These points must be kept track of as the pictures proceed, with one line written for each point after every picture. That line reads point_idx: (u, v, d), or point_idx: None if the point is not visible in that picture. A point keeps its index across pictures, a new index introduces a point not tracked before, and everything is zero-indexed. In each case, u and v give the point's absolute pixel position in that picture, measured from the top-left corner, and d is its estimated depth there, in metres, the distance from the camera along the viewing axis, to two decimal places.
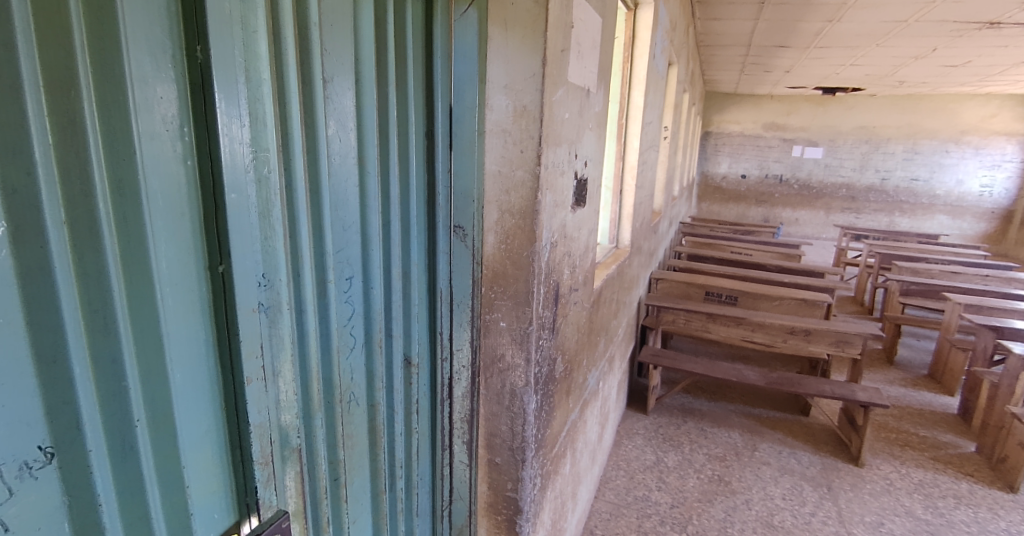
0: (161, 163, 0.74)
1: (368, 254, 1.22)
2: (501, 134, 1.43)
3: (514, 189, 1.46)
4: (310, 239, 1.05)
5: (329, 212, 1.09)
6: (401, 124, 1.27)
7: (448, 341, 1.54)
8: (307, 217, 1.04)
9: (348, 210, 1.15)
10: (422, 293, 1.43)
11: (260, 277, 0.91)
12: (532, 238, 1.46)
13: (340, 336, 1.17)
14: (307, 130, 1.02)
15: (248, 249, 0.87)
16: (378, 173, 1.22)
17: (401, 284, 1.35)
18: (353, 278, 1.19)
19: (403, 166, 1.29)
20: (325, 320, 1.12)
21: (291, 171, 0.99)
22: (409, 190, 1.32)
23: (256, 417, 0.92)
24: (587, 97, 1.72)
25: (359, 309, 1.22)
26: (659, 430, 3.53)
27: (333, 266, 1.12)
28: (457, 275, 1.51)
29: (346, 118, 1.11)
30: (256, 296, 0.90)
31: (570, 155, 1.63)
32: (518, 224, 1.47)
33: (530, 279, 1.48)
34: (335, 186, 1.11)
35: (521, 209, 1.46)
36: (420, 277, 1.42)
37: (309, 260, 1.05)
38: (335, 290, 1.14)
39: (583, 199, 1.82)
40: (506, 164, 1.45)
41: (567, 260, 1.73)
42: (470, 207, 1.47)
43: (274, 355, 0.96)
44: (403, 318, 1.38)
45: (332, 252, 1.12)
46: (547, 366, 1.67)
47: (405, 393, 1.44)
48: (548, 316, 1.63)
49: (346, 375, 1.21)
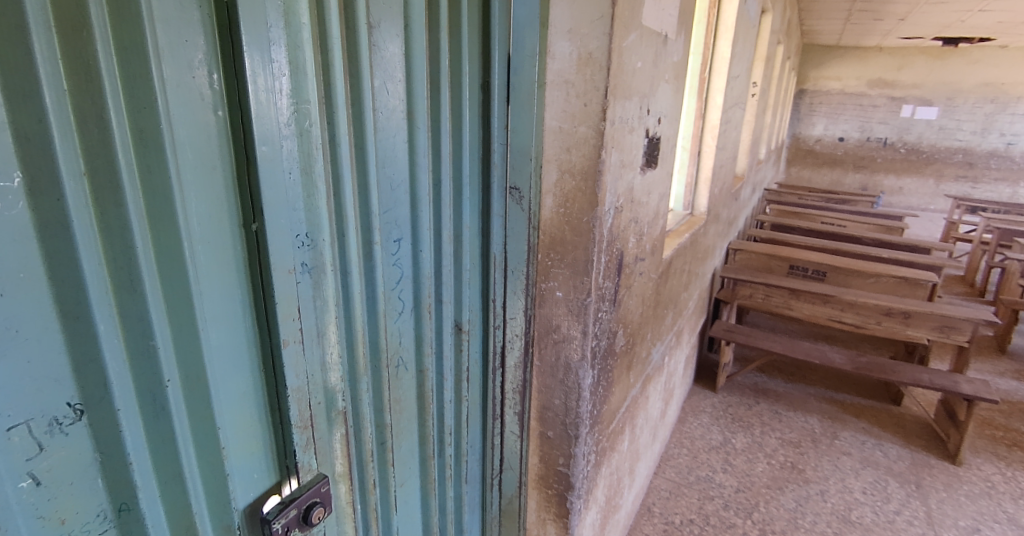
0: (187, 110, 0.70)
1: (417, 213, 1.17)
2: (563, 85, 1.31)
3: (578, 145, 1.32)
4: (354, 198, 1.02)
5: (375, 170, 1.05)
6: (456, 74, 1.18)
7: (500, 310, 1.43)
8: (353, 175, 1.01)
9: (393, 168, 1.09)
10: (475, 258, 1.35)
11: (299, 233, 0.87)
12: (594, 200, 1.33)
13: (385, 300, 1.15)
14: (351, 80, 0.97)
15: (287, 205, 0.83)
16: (431, 128, 1.16)
17: (453, 248, 1.29)
18: (402, 241, 1.16)
19: (456, 120, 1.21)
20: (371, 282, 1.11)
21: (331, 122, 0.94)
22: (462, 148, 1.23)
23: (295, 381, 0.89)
24: (663, 44, 1.54)
25: (407, 273, 1.20)
26: (728, 409, 3.35)
27: (379, 226, 1.09)
28: (512, 240, 1.38)
29: (392, 67, 1.04)
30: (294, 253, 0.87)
31: (642, 110, 1.46)
32: (578, 187, 1.35)
33: (590, 247, 1.36)
34: (382, 143, 1.06)
35: (585, 167, 1.32)
36: (472, 239, 1.33)
37: (353, 219, 1.02)
38: (382, 251, 1.12)
39: (654, 161, 1.66)
40: (568, 120, 1.33)
41: (633, 227, 1.60)
42: (528, 166, 1.32)
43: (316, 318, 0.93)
44: (455, 282, 1.32)
45: (379, 212, 1.08)
46: (606, 339, 1.55)
47: (456, 360, 1.39)
48: (610, 287, 1.50)
49: (394, 338, 1.21)
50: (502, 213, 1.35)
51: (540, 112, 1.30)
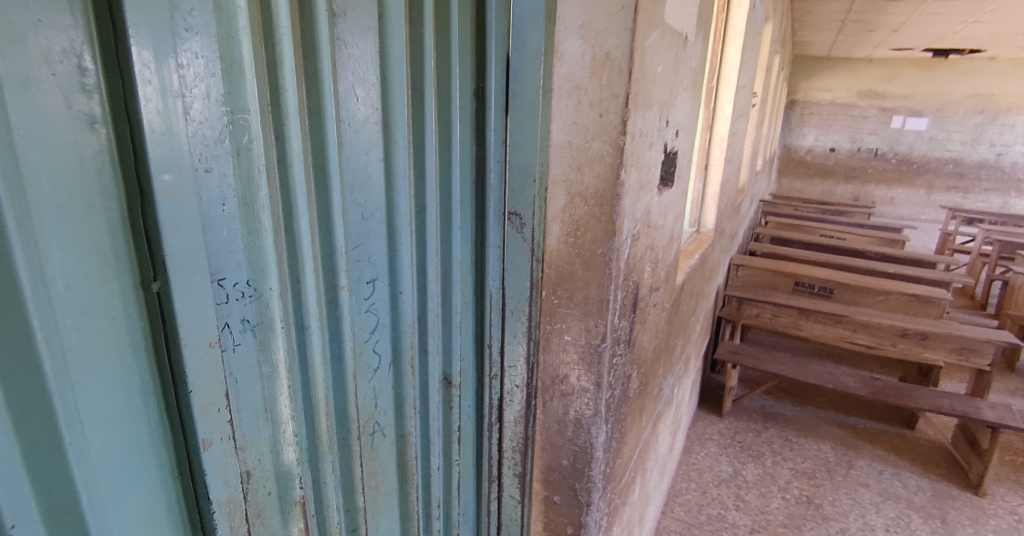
0: (37, 125, 0.47)
1: (394, 248, 0.95)
2: (573, 93, 1.06)
3: (591, 162, 1.07)
4: (313, 232, 0.81)
5: (337, 196, 0.83)
6: (443, 75, 0.96)
7: (496, 357, 1.20)
8: (310, 204, 0.80)
9: (363, 193, 0.88)
10: (468, 297, 1.12)
11: (226, 276, 0.70)
12: (610, 229, 1.08)
13: (355, 357, 0.93)
14: (306, 80, 0.76)
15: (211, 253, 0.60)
16: (413, 143, 0.94)
17: (440, 287, 1.06)
18: (377, 281, 0.94)
19: (441, 133, 0.98)
20: (337, 336, 0.88)
21: (273, 133, 0.74)
22: (453, 169, 1.02)
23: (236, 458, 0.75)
24: (683, 47, 1.34)
25: (385, 320, 0.98)
26: (735, 437, 3.13)
27: (346, 266, 0.87)
28: (511, 275, 1.16)
29: (365, 65, 0.83)
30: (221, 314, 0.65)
31: (661, 122, 1.25)
32: (586, 213, 1.10)
33: (605, 284, 1.12)
34: (349, 163, 0.84)
35: (598, 190, 1.08)
36: (463, 275, 1.10)
37: (313, 260, 0.82)
38: (353, 296, 0.90)
39: (670, 179, 1.45)
40: (580, 134, 1.07)
41: (649, 255, 1.38)
42: (530, 189, 1.10)
43: (258, 385, 0.77)
44: (444, 327, 1.10)
45: (347, 248, 0.87)
46: (619, 386, 1.31)
47: (445, 419, 1.16)
48: (625, 327, 1.27)
49: (367, 402, 0.98)
50: (499, 244, 1.13)
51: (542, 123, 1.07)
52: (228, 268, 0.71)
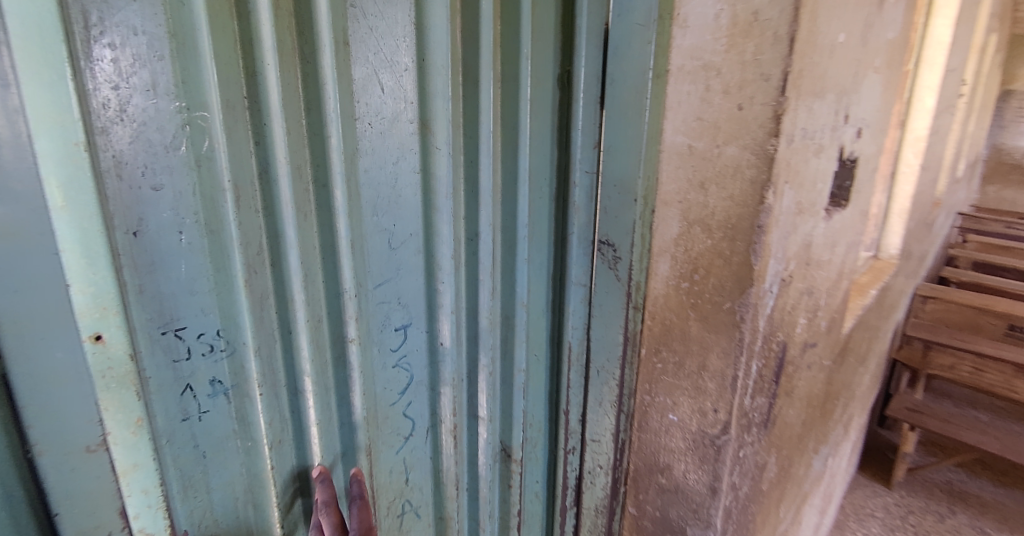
0: None
1: (438, 286, 0.73)
2: (700, 76, 0.71)
3: (720, 177, 0.73)
4: (310, 268, 0.60)
5: (344, 221, 0.61)
6: (507, 57, 0.70)
7: (575, 429, 0.91)
8: (306, 230, 0.58)
9: (390, 215, 0.65)
10: (544, 348, 0.87)
11: (187, 326, 0.52)
12: (739, 275, 0.74)
13: (370, 427, 0.70)
14: (292, 63, 0.54)
15: (124, 313, 0.48)
16: (461, 148, 0.70)
17: (494, 335, 0.81)
18: (409, 328, 0.72)
19: (500, 135, 0.73)
20: (345, 402, 0.67)
21: (237, 135, 0.52)
22: (530, 183, 0.77)
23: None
24: (879, 9, 0.93)
25: (420, 377, 0.75)
26: (908, 518, 2.49)
27: (358, 313, 0.65)
28: (599, 326, 0.83)
29: (395, 43, 0.61)
30: (150, 375, 0.50)
31: (837, 117, 0.87)
32: (703, 249, 0.76)
33: (734, 354, 0.77)
34: (368, 176, 0.62)
35: (727, 217, 0.73)
36: (526, 320, 0.83)
37: (304, 305, 0.60)
38: (380, 347, 0.69)
39: (846, 196, 1.05)
40: (706, 135, 0.72)
41: (807, 303, 1.00)
42: (632, 209, 0.76)
43: (237, 461, 0.58)
44: (505, 385, 0.85)
45: (361, 290, 0.65)
46: (750, 480, 0.97)
47: (502, 497, 0.93)
48: (763, 404, 0.91)
49: (393, 482, 0.76)
50: (586, 284, 0.82)
51: (652, 117, 0.72)
52: (190, 317, 0.52)
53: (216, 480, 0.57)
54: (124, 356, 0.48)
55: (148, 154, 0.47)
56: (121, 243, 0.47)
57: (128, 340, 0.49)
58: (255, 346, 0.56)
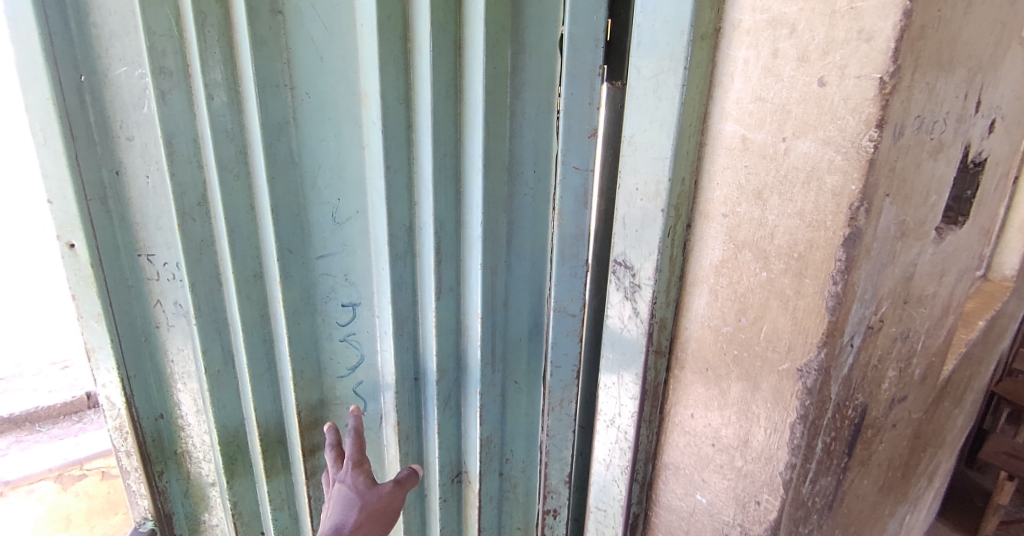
0: None
1: (376, 271, 0.81)
2: (763, 37, 0.50)
3: (786, 184, 0.50)
4: (228, 223, 0.75)
5: (270, 186, 0.74)
6: (456, 24, 0.67)
7: (557, 489, 0.86)
8: (229, 190, 0.74)
9: (336, 190, 0.77)
10: (526, 374, 0.85)
11: (154, 253, 0.79)
12: (800, 326, 0.50)
13: (300, 390, 0.86)
14: (220, 37, 0.68)
15: (92, 227, 0.74)
16: (399, 130, 0.72)
17: (445, 347, 0.82)
18: (351, 290, 0.83)
19: (454, 113, 0.71)
20: (264, 331, 0.83)
21: (175, 102, 0.70)
22: (502, 177, 0.73)
23: (151, 409, 0.89)
24: None
25: (365, 336, 0.86)
26: None
27: (280, 271, 0.78)
28: (610, 368, 0.67)
29: (342, 17, 0.70)
30: (113, 269, 0.78)
31: (964, 103, 0.62)
32: (752, 285, 0.53)
33: (784, 434, 0.53)
34: (312, 146, 0.75)
35: (790, 243, 0.50)
36: (481, 336, 0.79)
37: (227, 253, 0.77)
38: (327, 322, 0.84)
39: (961, 211, 0.78)
40: (772, 122, 0.50)
41: (900, 352, 0.76)
42: (659, 222, 0.58)
43: (185, 339, 0.84)
44: (458, 407, 0.86)
45: (286, 250, 0.78)
46: None
47: (459, 498, 0.93)
48: (830, 481, 0.69)
49: (309, 426, 0.89)
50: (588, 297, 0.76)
51: (687, 97, 0.54)
52: (155, 247, 0.79)
53: (171, 356, 0.86)
54: (87, 261, 0.76)
55: (125, 114, 0.72)
56: (105, 177, 0.74)
57: (94, 248, 0.76)
58: (190, 281, 0.78)
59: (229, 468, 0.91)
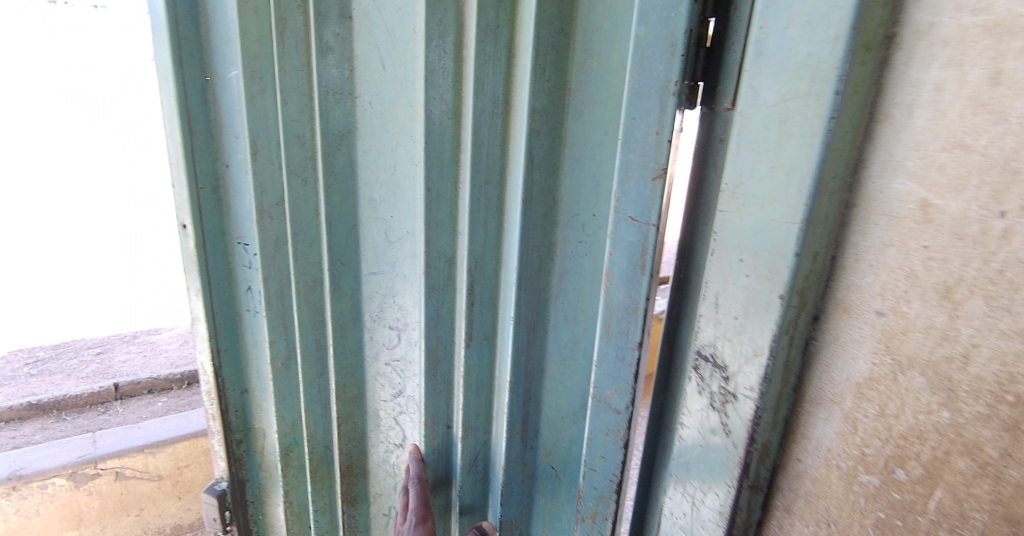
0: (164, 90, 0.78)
1: (412, 296, 0.75)
2: (978, 50, 0.32)
3: (997, 288, 0.33)
4: (294, 223, 0.79)
5: (327, 195, 0.77)
6: (510, 28, 0.59)
7: None
8: (298, 192, 0.77)
9: (389, 206, 0.75)
10: (563, 465, 0.69)
11: (250, 245, 0.85)
12: (1006, 511, 0.34)
13: (343, 399, 0.87)
14: (297, 48, 0.72)
15: (198, 211, 0.83)
16: (451, 147, 0.66)
17: (472, 404, 0.73)
18: (404, 318, 0.78)
19: (503, 134, 0.62)
20: (318, 329, 0.85)
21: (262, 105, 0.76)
22: (549, 218, 0.61)
23: (237, 382, 0.94)
24: None
25: (411, 365, 0.79)
26: None
27: (332, 279, 0.80)
28: (675, 492, 0.50)
29: (401, 29, 0.67)
30: (215, 249, 0.86)
31: None
32: (921, 426, 0.37)
33: None
34: (364, 159, 0.75)
35: (1002, 378, 0.33)
36: (510, 404, 0.69)
37: (295, 250, 0.80)
38: (375, 345, 0.83)
39: None
40: (983, 186, 0.32)
41: None
42: (774, 313, 0.40)
43: (272, 331, 0.87)
44: (484, 476, 0.77)
45: (341, 258, 0.80)
46: None
47: None
48: None
49: (353, 433, 0.89)
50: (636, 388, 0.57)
51: (838, 135, 0.36)
52: (250, 238, 0.84)
53: (256, 339, 0.91)
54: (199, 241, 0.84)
55: (232, 109, 0.79)
56: (219, 168, 0.82)
57: (208, 230, 0.84)
58: (265, 276, 0.83)
59: (288, 450, 0.93)
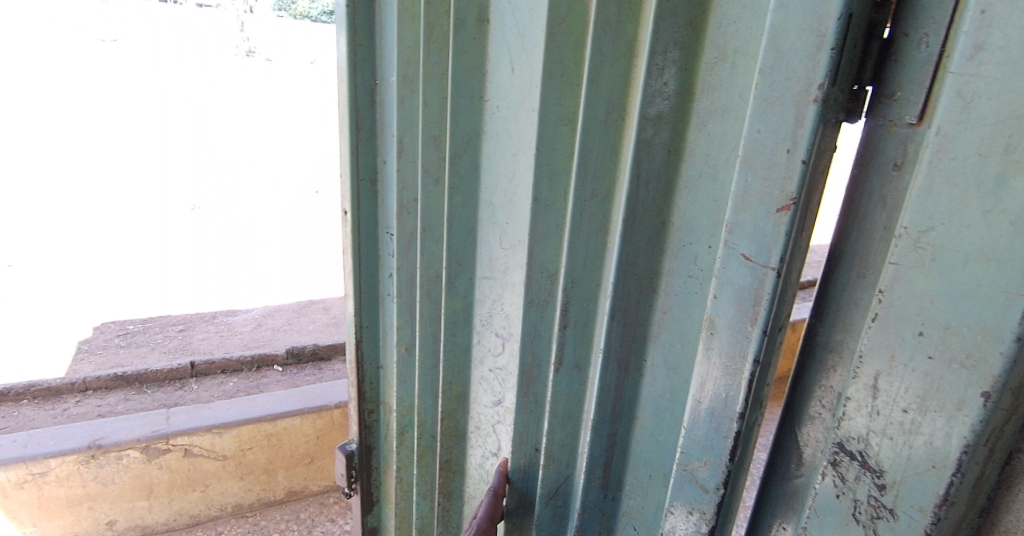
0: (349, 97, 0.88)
1: (510, 309, 0.69)
2: None
3: None
4: (425, 219, 0.79)
5: (452, 196, 0.74)
6: (635, 23, 0.51)
7: None
8: (429, 190, 0.77)
9: (505, 213, 0.69)
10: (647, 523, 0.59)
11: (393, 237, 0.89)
12: None
13: (449, 397, 0.83)
14: (441, 50, 0.73)
15: (357, 202, 0.91)
16: (565, 156, 0.59)
17: (558, 433, 0.66)
18: (507, 327, 0.70)
19: (614, 142, 0.54)
20: (434, 322, 0.83)
21: (410, 107, 0.79)
22: (655, 242, 0.53)
23: (375, 358, 1.01)
24: None
25: (510, 376, 0.71)
26: None
27: (449, 277, 0.77)
28: None
29: (531, 31, 0.61)
30: (369, 238, 0.93)
31: None
32: None
33: None
34: (488, 163, 0.70)
35: None
36: (591, 445, 0.61)
37: (422, 244, 0.80)
38: (481, 351, 0.77)
39: None
40: None
41: None
42: (968, 414, 0.31)
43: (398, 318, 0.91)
44: (563, 512, 0.68)
45: (459, 259, 0.76)
46: None
47: None
48: None
49: (452, 432, 0.85)
50: (730, 466, 0.47)
51: None
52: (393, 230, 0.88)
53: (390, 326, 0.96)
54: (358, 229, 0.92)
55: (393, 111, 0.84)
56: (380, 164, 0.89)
57: (366, 221, 0.92)
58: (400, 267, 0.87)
59: (403, 432, 0.96)
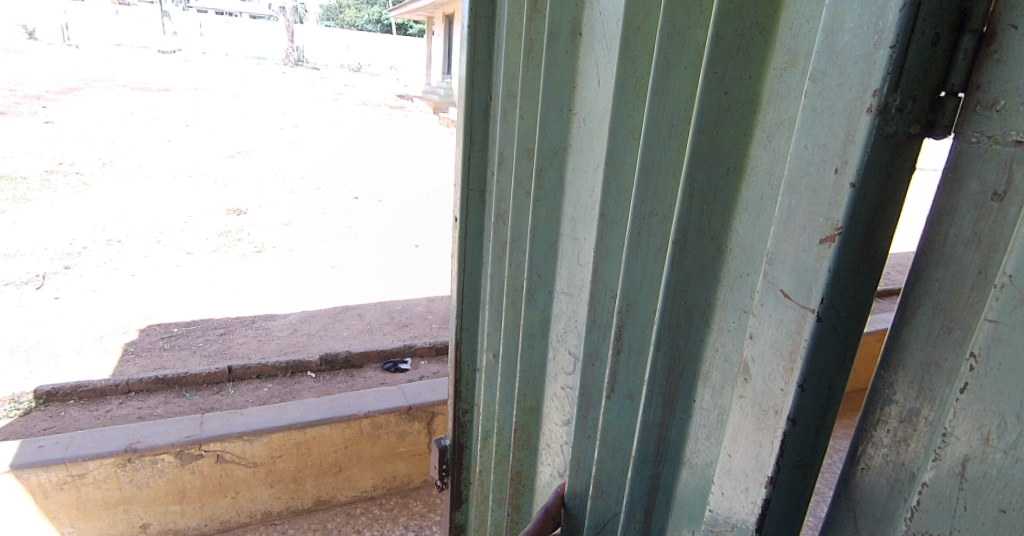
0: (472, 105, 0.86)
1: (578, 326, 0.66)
2: None
3: None
4: (515, 233, 0.77)
5: (535, 211, 0.72)
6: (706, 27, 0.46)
7: None
8: (519, 204, 0.76)
9: (585, 228, 0.64)
10: None
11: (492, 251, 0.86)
12: None
13: (523, 409, 0.79)
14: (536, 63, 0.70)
15: (466, 213, 0.90)
16: (631, 177, 0.56)
17: (608, 465, 0.60)
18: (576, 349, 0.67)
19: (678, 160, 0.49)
20: (515, 334, 0.81)
21: (511, 120, 0.78)
22: (709, 270, 0.46)
23: (473, 359, 0.98)
24: None
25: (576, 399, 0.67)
26: None
27: (529, 291, 0.75)
28: None
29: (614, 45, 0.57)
30: (474, 250, 0.92)
31: None
32: None
33: None
34: (572, 177, 0.66)
35: None
36: (633, 486, 0.56)
37: (511, 256, 0.78)
38: (555, 368, 0.72)
39: None
40: None
41: None
42: None
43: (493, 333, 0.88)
44: None
45: (540, 276, 0.73)
46: None
47: None
48: None
49: (521, 446, 0.81)
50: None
51: None
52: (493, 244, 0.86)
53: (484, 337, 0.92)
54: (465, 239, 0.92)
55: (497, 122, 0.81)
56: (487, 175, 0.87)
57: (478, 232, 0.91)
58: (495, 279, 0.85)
59: (488, 436, 0.92)
